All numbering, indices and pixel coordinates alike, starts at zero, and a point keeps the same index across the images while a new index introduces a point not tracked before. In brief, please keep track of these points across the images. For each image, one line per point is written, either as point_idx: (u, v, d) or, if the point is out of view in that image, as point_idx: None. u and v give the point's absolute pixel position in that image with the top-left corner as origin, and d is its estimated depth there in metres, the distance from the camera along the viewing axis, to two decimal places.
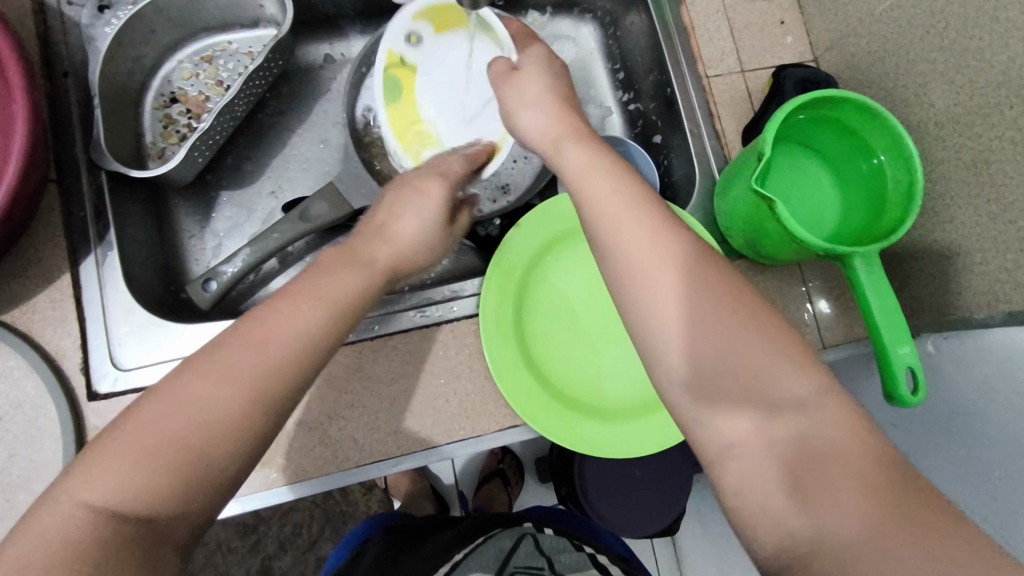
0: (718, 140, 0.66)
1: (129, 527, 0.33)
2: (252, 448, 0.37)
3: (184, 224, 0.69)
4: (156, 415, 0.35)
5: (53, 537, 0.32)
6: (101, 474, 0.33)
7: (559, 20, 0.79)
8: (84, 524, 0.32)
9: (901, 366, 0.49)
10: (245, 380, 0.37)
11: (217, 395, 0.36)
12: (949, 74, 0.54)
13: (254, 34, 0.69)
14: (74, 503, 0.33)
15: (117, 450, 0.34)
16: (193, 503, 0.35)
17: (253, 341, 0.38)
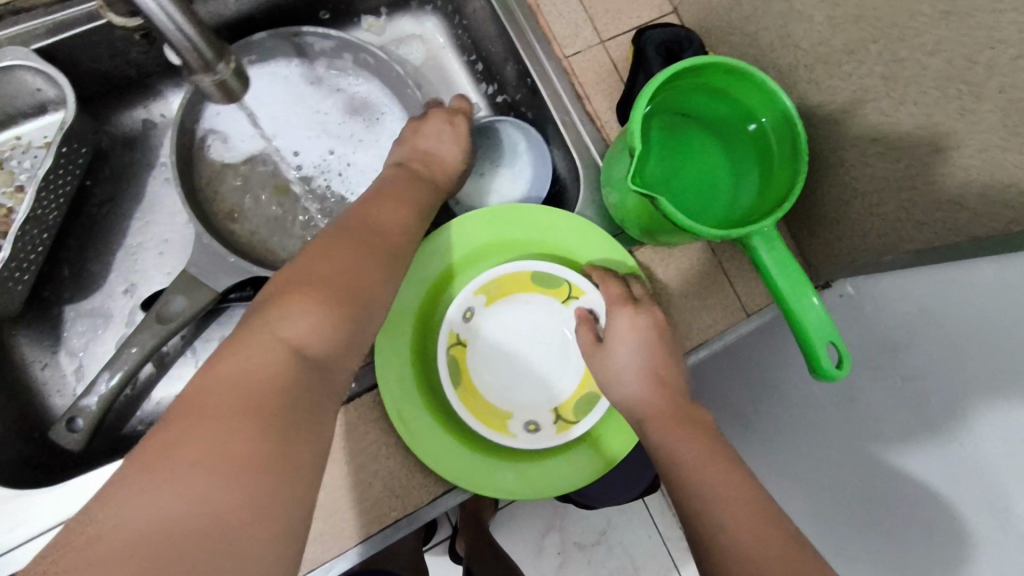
0: (592, 125, 0.61)
1: (303, 371, 0.38)
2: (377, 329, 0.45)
3: (31, 356, 0.60)
4: (310, 288, 0.42)
5: (267, 368, 0.37)
6: (296, 322, 0.40)
7: (398, 20, 0.71)
8: (281, 364, 0.37)
9: (821, 340, 0.46)
10: (371, 268, 0.46)
11: (361, 279, 0.45)
12: (807, 12, 0.49)
13: (43, 121, 0.59)
14: (276, 343, 0.38)
15: (296, 301, 0.41)
16: (342, 365, 0.41)
17: (333, 274, 0.44)
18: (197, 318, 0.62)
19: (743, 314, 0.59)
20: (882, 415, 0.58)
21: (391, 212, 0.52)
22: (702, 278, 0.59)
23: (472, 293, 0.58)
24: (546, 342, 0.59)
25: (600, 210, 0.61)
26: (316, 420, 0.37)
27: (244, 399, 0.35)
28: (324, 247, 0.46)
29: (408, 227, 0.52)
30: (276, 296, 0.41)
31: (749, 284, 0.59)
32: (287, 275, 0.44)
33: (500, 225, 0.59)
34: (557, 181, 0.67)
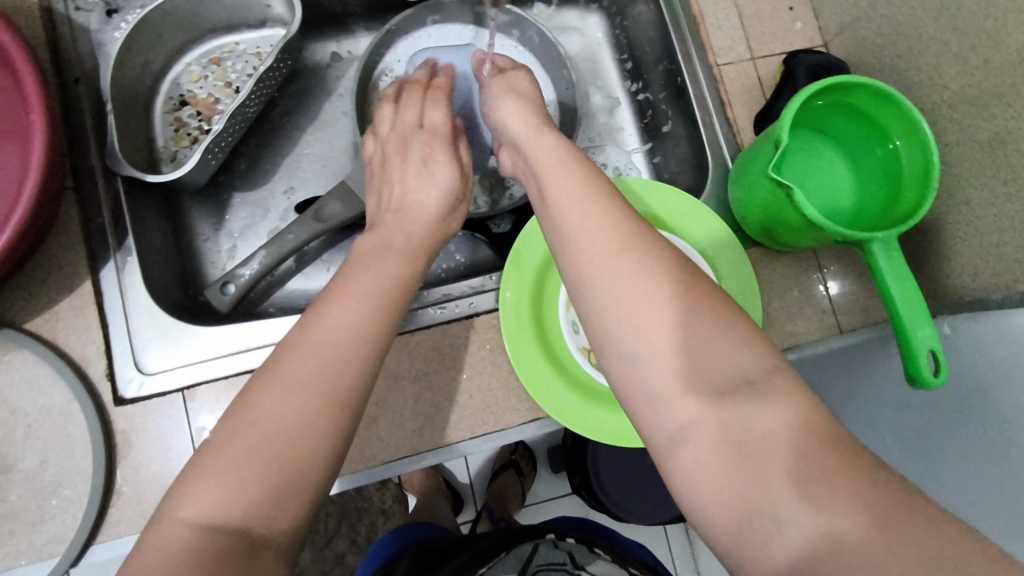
0: (729, 128, 0.66)
1: (232, 541, 0.34)
2: (325, 464, 0.37)
3: (199, 228, 0.68)
4: (246, 443, 0.36)
5: (160, 555, 0.33)
6: (200, 496, 0.35)
7: (565, 12, 0.78)
8: (193, 550, 0.33)
9: (923, 349, 0.49)
10: (304, 401, 0.37)
11: (296, 413, 0.37)
12: (963, 55, 0.54)
13: (261, 34, 0.69)
14: (187, 525, 0.34)
15: (225, 469, 0.35)
16: (284, 515, 0.36)
17: (295, 376, 0.38)
18: (339, 228, 0.69)
19: (836, 329, 0.62)
20: (980, 462, 0.59)
21: (334, 320, 0.41)
22: (804, 287, 0.63)
23: (564, 311, 0.60)
24: None
25: (721, 206, 0.66)
26: (253, 569, 0.34)
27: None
28: (287, 349, 0.40)
29: (353, 336, 0.41)
30: (228, 423, 0.37)
31: (849, 303, 0.63)
32: (244, 396, 0.38)
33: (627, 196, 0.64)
34: (680, 179, 0.72)
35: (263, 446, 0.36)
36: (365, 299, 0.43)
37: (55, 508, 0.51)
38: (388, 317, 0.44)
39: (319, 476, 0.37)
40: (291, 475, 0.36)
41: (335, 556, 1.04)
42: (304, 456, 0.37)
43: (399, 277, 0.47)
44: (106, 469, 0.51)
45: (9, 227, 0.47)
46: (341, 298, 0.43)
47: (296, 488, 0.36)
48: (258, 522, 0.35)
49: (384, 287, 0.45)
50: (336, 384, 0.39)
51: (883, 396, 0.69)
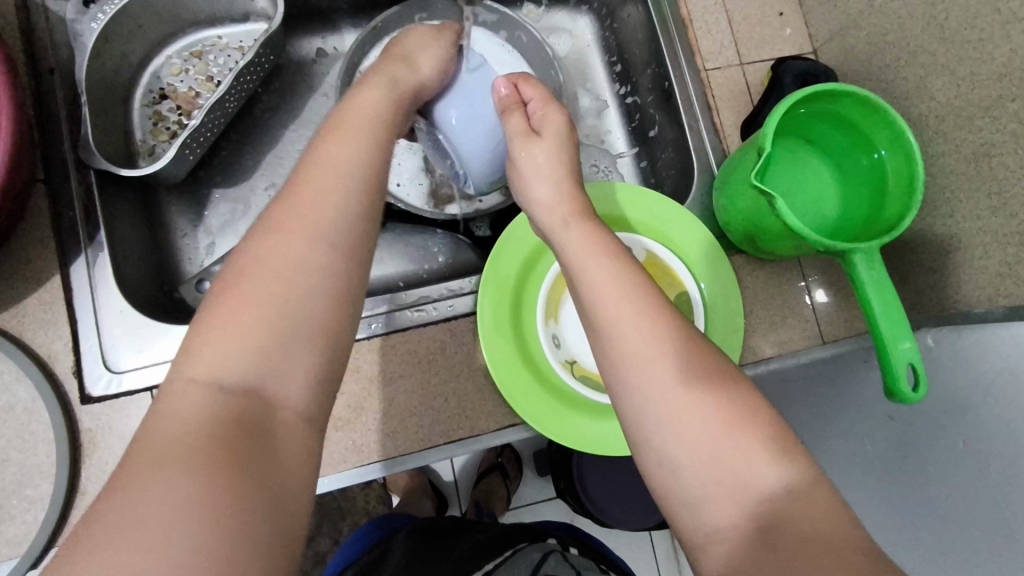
0: (716, 134, 0.65)
1: (245, 399, 0.34)
2: (332, 322, 0.38)
3: (176, 223, 0.67)
4: (255, 300, 0.36)
5: (180, 415, 0.33)
6: (213, 356, 0.35)
7: (554, 12, 0.78)
8: (213, 407, 0.33)
9: (901, 362, 0.48)
10: (305, 251, 0.38)
11: (302, 270, 0.38)
12: (949, 66, 0.53)
13: (244, 28, 0.68)
14: (204, 390, 0.34)
15: (229, 328, 0.36)
16: (296, 373, 0.36)
17: (295, 232, 0.38)
18: None
19: (819, 340, 0.61)
20: (961, 475, 0.59)
21: (330, 177, 0.41)
22: (787, 296, 0.62)
23: (542, 324, 0.59)
24: None
25: (706, 213, 0.65)
26: (271, 435, 0.34)
27: (183, 438, 0.32)
28: (282, 212, 0.39)
29: (351, 188, 0.41)
30: (226, 292, 0.37)
31: (833, 313, 0.62)
32: (240, 268, 0.38)
33: (610, 205, 0.63)
34: (666, 183, 0.72)
35: (275, 312, 0.36)
36: (359, 152, 0.44)
37: (16, 508, 0.50)
38: (376, 177, 0.44)
39: (323, 317, 0.37)
40: (303, 326, 0.37)
41: (315, 555, 1.02)
42: (316, 314, 0.37)
43: (387, 140, 0.47)
44: (71, 468, 0.50)
45: None
46: (343, 147, 0.43)
47: (307, 334, 0.37)
48: (270, 373, 0.35)
49: (371, 138, 0.46)
50: (339, 233, 0.39)
51: (867, 406, 0.69)
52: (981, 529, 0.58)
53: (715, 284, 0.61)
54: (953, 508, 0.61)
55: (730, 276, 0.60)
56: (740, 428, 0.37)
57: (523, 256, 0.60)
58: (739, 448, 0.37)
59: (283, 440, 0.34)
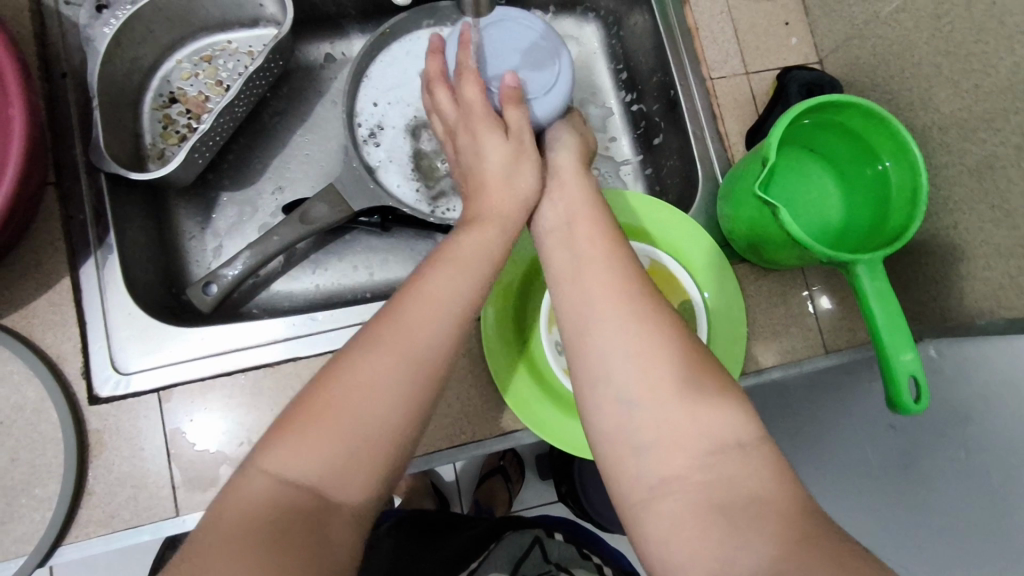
0: (720, 142, 0.65)
1: (308, 502, 0.34)
2: (396, 438, 0.37)
3: (185, 226, 0.68)
4: (331, 404, 0.36)
5: (250, 506, 0.34)
6: (290, 456, 0.35)
7: (562, 19, 0.78)
8: (279, 506, 0.34)
9: (904, 374, 0.49)
10: (395, 369, 0.38)
11: (387, 381, 0.37)
12: (954, 78, 0.53)
13: (253, 33, 0.69)
14: (272, 483, 0.34)
15: (310, 433, 0.36)
16: (357, 480, 0.36)
17: (390, 346, 0.38)
18: (327, 230, 0.68)
19: (821, 350, 0.62)
20: (961, 487, 0.59)
21: (430, 299, 0.41)
22: (789, 305, 0.62)
23: (547, 333, 0.58)
24: None
25: (711, 221, 0.65)
26: (326, 534, 0.34)
27: (247, 533, 0.32)
28: (380, 321, 0.40)
29: (452, 314, 0.41)
30: (304, 397, 0.37)
31: (835, 324, 0.62)
32: (321, 377, 0.38)
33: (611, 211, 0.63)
34: (670, 191, 0.72)
35: (348, 423, 0.36)
36: (467, 276, 0.43)
37: (23, 507, 0.51)
38: (480, 290, 0.44)
39: (394, 436, 0.37)
40: (378, 437, 0.36)
41: None
42: (384, 435, 0.37)
43: (494, 266, 0.46)
44: (77, 468, 0.51)
45: None
46: (450, 267, 0.43)
47: (375, 450, 0.36)
48: (331, 482, 0.35)
49: (482, 259, 0.45)
50: (425, 358, 0.39)
51: (868, 414, 0.69)
52: (982, 542, 0.58)
53: (718, 291, 0.61)
54: (955, 521, 0.61)
55: (734, 284, 0.60)
56: (740, 435, 0.37)
57: (529, 260, 0.60)
58: None
59: (337, 538, 0.34)
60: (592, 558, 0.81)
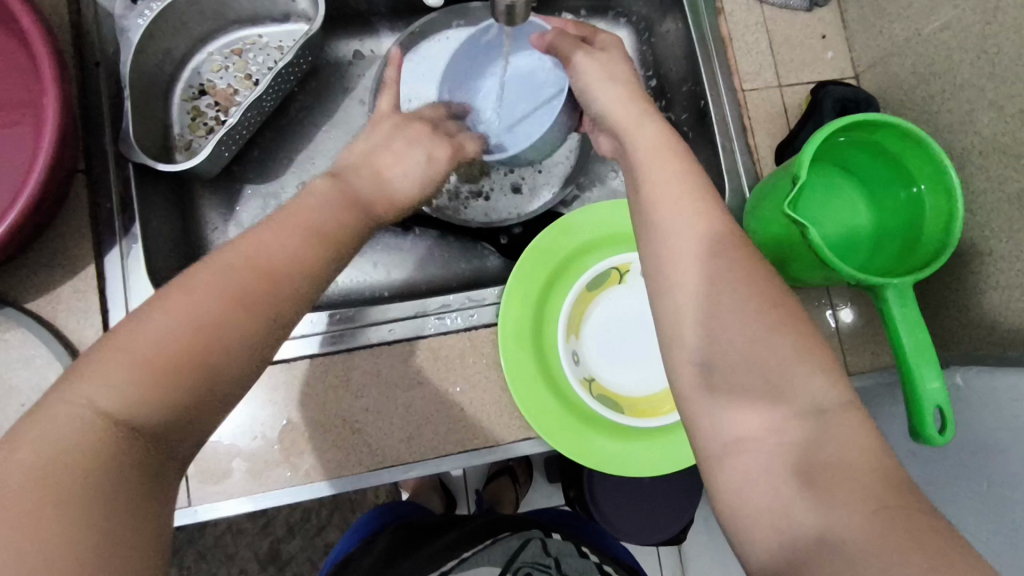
0: (750, 156, 0.64)
1: (137, 442, 0.31)
2: (250, 373, 0.35)
3: (207, 217, 0.69)
4: (163, 334, 0.33)
5: (57, 446, 0.29)
6: (106, 386, 0.31)
7: (592, 24, 0.77)
8: (97, 438, 0.30)
9: (930, 404, 0.47)
10: (228, 306, 0.35)
11: (219, 319, 0.34)
12: (997, 102, 0.52)
13: (284, 28, 0.69)
14: (90, 410, 0.30)
15: (135, 360, 0.32)
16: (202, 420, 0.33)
17: (247, 271, 0.36)
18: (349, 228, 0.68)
19: (844, 371, 0.60)
20: (979, 517, 0.58)
21: (272, 242, 0.38)
22: (813, 324, 0.61)
23: (564, 342, 0.59)
24: (624, 337, 0.62)
25: None
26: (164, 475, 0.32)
27: (59, 472, 0.29)
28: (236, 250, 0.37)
29: (299, 258, 0.38)
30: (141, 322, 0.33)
31: (859, 346, 0.61)
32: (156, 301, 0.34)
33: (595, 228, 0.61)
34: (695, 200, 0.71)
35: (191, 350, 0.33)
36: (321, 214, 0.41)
37: None
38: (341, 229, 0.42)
39: (240, 373, 0.35)
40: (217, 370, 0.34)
41: (323, 547, 1.03)
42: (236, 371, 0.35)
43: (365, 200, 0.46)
44: None
45: (14, 210, 0.48)
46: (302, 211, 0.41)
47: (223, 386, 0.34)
48: (173, 426, 0.32)
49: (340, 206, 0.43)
50: (281, 294, 0.37)
51: (888, 439, 0.67)
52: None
53: None
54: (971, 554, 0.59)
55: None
56: None
57: (548, 273, 0.60)
58: None
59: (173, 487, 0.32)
60: (591, 556, 0.78)
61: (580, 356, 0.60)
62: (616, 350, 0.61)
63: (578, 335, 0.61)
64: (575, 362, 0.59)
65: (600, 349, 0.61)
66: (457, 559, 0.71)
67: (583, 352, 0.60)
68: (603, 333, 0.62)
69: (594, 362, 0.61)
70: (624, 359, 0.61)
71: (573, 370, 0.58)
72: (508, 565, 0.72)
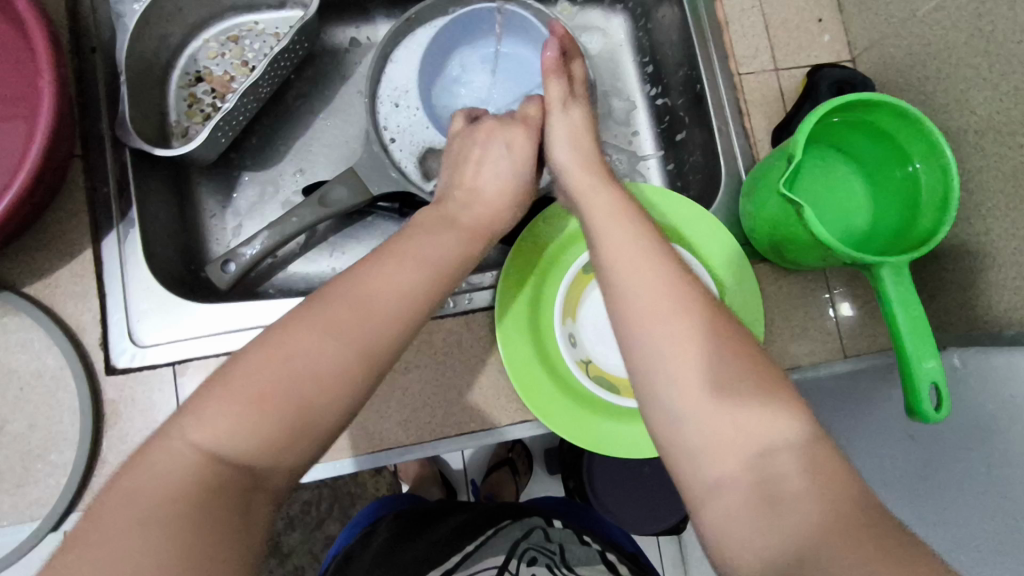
0: (746, 139, 0.64)
1: (232, 473, 0.35)
2: (343, 407, 0.38)
3: (205, 204, 0.69)
4: (262, 373, 0.37)
5: (164, 477, 0.33)
6: (208, 421, 0.35)
7: (588, 10, 0.77)
8: (205, 473, 0.34)
9: (925, 381, 0.47)
10: (323, 344, 0.38)
11: (311, 356, 0.38)
12: (992, 80, 0.52)
13: (280, 15, 0.69)
14: (191, 446, 0.34)
15: (238, 397, 0.36)
16: (293, 450, 0.37)
17: (347, 315, 0.39)
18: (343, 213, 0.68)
19: (841, 354, 0.60)
20: (978, 497, 0.58)
21: (376, 286, 0.41)
22: (811, 308, 0.61)
23: (560, 325, 0.59)
24: None
25: (732, 218, 0.64)
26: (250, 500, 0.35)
27: (168, 495, 0.33)
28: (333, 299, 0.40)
29: (396, 299, 0.41)
30: (239, 364, 0.37)
31: (856, 328, 0.61)
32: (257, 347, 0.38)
33: None
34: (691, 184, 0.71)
35: (285, 386, 0.37)
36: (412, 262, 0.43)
37: (39, 472, 0.52)
38: (442, 278, 0.45)
39: (334, 408, 0.38)
40: (307, 403, 0.37)
41: (325, 539, 1.03)
42: (326, 408, 0.38)
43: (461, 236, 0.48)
44: (92, 437, 0.52)
45: (10, 193, 0.48)
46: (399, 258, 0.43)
47: (308, 419, 0.37)
48: (265, 455, 0.36)
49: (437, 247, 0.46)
50: (376, 337, 0.40)
51: (885, 422, 0.67)
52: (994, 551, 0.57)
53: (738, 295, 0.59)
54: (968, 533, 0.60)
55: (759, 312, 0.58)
56: (760, 434, 0.37)
57: (545, 257, 0.60)
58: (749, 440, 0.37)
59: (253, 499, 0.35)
60: (592, 544, 0.77)
61: (577, 340, 0.60)
62: (613, 332, 0.62)
63: (575, 319, 0.61)
64: (572, 346, 0.59)
65: (596, 333, 0.61)
66: (461, 552, 0.71)
67: (580, 337, 0.61)
68: (600, 316, 0.62)
69: (592, 345, 0.61)
70: (621, 341, 0.61)
71: (570, 354, 0.58)
72: (513, 552, 0.72)
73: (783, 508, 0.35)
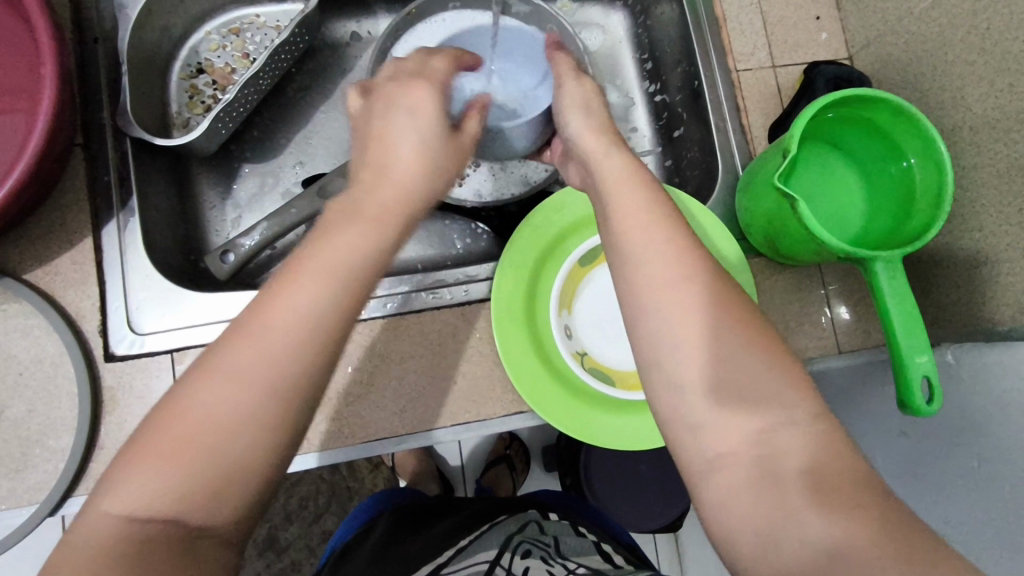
0: (743, 135, 0.64)
1: (163, 533, 0.32)
2: (267, 447, 0.34)
3: (206, 195, 0.69)
4: (176, 429, 0.33)
5: (88, 552, 0.31)
6: (129, 486, 0.32)
7: (588, 7, 0.77)
8: (123, 540, 0.31)
9: (917, 375, 0.48)
10: (233, 390, 0.34)
11: (229, 399, 0.34)
12: (987, 77, 0.52)
13: (281, 8, 0.70)
14: (111, 517, 0.31)
15: (160, 457, 0.33)
16: (229, 497, 0.33)
17: (252, 351, 0.35)
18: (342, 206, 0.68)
19: (836, 350, 0.61)
20: (975, 492, 0.59)
21: (277, 310, 0.36)
22: (806, 303, 0.61)
23: (556, 316, 0.60)
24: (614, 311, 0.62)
25: (729, 214, 0.65)
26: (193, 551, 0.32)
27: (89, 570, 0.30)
28: (238, 334, 0.35)
29: (311, 319, 0.36)
30: (152, 422, 0.34)
31: (851, 324, 0.61)
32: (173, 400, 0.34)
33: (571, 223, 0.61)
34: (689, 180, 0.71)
35: (207, 444, 0.33)
36: (323, 278, 0.37)
37: (38, 457, 0.52)
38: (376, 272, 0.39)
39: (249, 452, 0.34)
40: (229, 460, 0.33)
41: (321, 533, 1.04)
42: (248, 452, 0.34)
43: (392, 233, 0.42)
44: (91, 423, 0.52)
45: (10, 179, 0.48)
46: (301, 277, 0.37)
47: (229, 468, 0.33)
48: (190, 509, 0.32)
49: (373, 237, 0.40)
50: (288, 357, 0.35)
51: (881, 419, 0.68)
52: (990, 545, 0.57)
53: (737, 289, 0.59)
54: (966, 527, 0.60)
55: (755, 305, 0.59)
56: (752, 421, 0.37)
57: (538, 254, 0.60)
58: (740, 427, 0.37)
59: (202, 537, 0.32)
60: (588, 535, 0.78)
61: (573, 330, 0.61)
62: (607, 323, 0.62)
63: (570, 310, 0.61)
64: (567, 337, 0.60)
65: (591, 324, 0.62)
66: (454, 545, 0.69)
67: (575, 328, 0.61)
68: (594, 308, 0.62)
69: (586, 337, 0.61)
70: (615, 332, 0.62)
71: (565, 344, 0.59)
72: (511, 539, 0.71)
73: (776, 493, 0.35)
